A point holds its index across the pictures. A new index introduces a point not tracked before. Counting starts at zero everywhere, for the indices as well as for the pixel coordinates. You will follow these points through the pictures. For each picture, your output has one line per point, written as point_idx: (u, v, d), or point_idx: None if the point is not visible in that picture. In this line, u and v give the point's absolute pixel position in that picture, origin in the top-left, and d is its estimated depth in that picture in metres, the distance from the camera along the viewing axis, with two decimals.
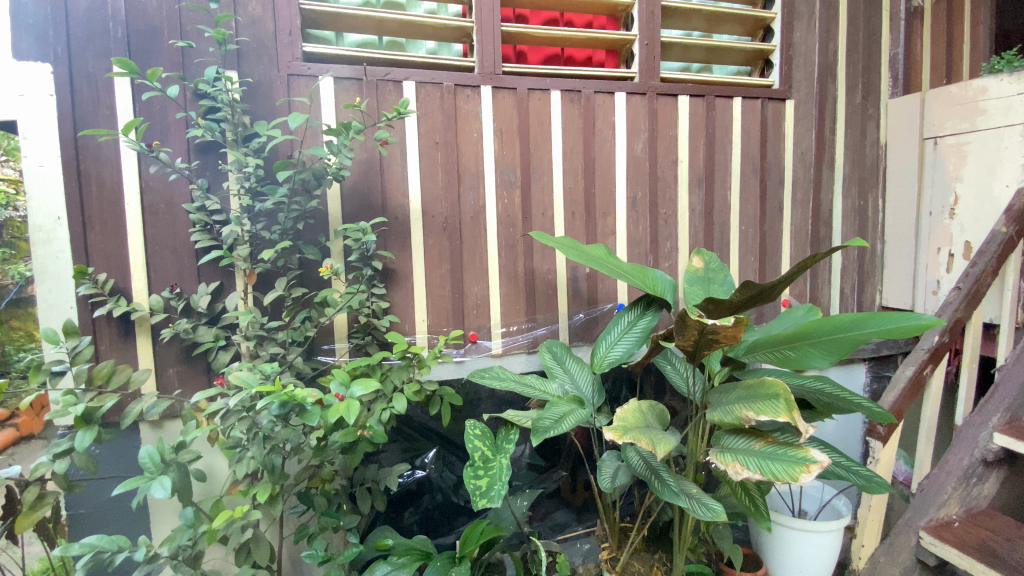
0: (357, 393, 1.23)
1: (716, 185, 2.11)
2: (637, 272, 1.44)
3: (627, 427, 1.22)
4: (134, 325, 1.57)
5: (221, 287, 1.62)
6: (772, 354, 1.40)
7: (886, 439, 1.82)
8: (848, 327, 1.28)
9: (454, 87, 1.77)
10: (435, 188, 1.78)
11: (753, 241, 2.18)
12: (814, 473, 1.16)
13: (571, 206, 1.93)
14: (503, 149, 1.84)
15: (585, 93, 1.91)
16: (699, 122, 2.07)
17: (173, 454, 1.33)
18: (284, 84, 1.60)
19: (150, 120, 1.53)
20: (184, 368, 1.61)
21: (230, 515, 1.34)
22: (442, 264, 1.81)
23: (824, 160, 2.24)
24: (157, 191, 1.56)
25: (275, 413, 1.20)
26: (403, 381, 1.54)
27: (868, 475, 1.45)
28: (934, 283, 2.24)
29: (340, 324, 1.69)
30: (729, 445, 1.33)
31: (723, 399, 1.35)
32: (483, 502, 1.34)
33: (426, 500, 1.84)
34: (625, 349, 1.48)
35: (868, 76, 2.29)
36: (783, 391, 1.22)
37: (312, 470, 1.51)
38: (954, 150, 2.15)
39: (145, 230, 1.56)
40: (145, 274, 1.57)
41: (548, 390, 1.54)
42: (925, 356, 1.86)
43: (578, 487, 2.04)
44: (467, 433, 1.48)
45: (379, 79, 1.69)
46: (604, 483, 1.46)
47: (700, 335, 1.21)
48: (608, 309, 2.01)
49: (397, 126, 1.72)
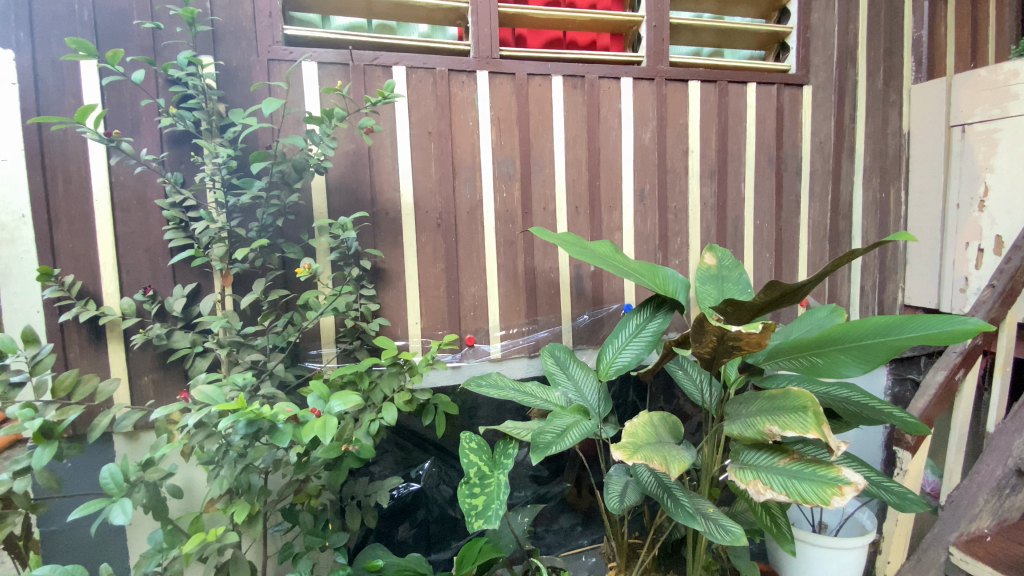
0: (335, 408, 1.08)
1: (729, 177, 1.98)
2: (646, 271, 1.31)
3: (637, 445, 1.09)
4: (105, 330, 1.46)
5: (198, 289, 1.50)
6: (797, 361, 1.27)
7: (914, 449, 1.70)
8: (882, 332, 1.15)
9: (448, 72, 1.65)
10: (429, 181, 1.66)
11: (768, 237, 2.05)
12: (847, 496, 1.04)
13: (575, 199, 1.81)
14: (501, 140, 1.72)
15: (590, 78, 1.78)
16: (712, 109, 1.94)
17: (140, 472, 1.20)
18: (263, 69, 1.47)
19: (119, 110, 1.41)
20: (160, 377, 1.51)
21: (203, 537, 1.23)
22: (436, 263, 1.69)
23: (843, 149, 2.11)
24: (128, 186, 1.45)
25: (242, 432, 1.04)
26: (393, 390, 1.42)
27: (901, 492, 1.33)
28: (962, 280, 2.09)
29: (326, 328, 1.58)
30: (750, 460, 1.20)
31: (743, 411, 1.23)
32: (479, 523, 1.22)
33: (421, 514, 1.73)
34: (634, 356, 1.35)
35: (889, 60, 2.17)
36: (810, 403, 1.09)
37: (296, 486, 1.41)
38: (984, 137, 2.00)
39: (116, 228, 1.45)
40: (116, 276, 1.46)
41: (550, 398, 1.42)
42: (956, 360, 1.74)
43: (584, 491, 1.92)
44: (462, 447, 1.36)
45: (367, 64, 1.57)
46: (610, 504, 1.29)
47: (719, 342, 1.06)
48: (614, 310, 1.89)
49: (385, 113, 1.60)
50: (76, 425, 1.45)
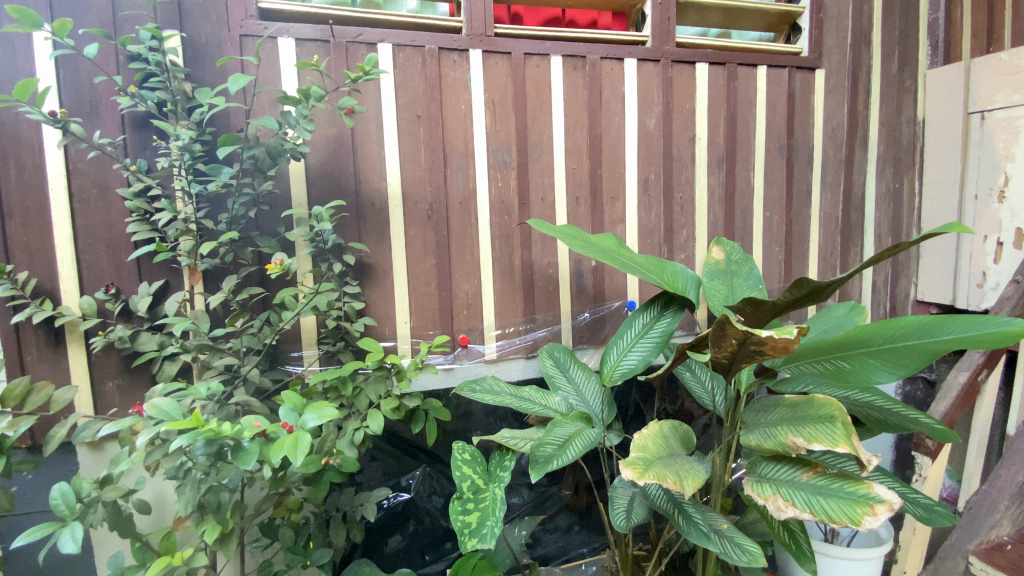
0: (310, 423, 0.96)
1: (738, 166, 1.87)
2: (654, 266, 1.20)
3: (648, 461, 0.98)
4: (65, 332, 1.33)
5: (166, 287, 1.38)
6: (822, 366, 1.15)
7: (935, 454, 1.62)
8: (918, 333, 1.05)
9: (438, 51, 1.52)
10: (418, 169, 1.54)
11: (778, 230, 1.94)
12: (881, 516, 0.94)
13: (575, 189, 1.70)
14: (496, 125, 1.60)
15: (591, 58, 1.66)
16: (720, 93, 1.82)
17: (97, 491, 1.09)
18: (235, 46, 1.34)
19: (74, 89, 1.27)
20: (126, 382, 1.38)
21: (170, 562, 1.11)
22: (427, 257, 1.57)
23: (856, 138, 2.01)
24: (87, 173, 1.32)
25: (201, 453, 0.92)
26: (379, 396, 1.30)
27: (928, 504, 1.24)
28: (979, 274, 1.98)
29: (308, 328, 1.46)
30: (768, 473, 1.09)
31: (762, 420, 1.12)
32: (472, 542, 1.12)
33: (412, 525, 1.62)
34: (641, 359, 1.23)
35: (904, 44, 2.06)
36: (839, 412, 0.98)
37: (274, 500, 1.29)
38: (1005, 125, 1.89)
39: (74, 219, 1.32)
40: (75, 272, 1.33)
41: (550, 404, 1.31)
42: (979, 360, 1.68)
43: (582, 489, 1.81)
44: (455, 458, 1.25)
45: (349, 42, 1.44)
46: (616, 522, 1.20)
47: (740, 346, 0.95)
48: (616, 308, 1.78)
49: (368, 93, 1.47)
50: (34, 435, 1.33)
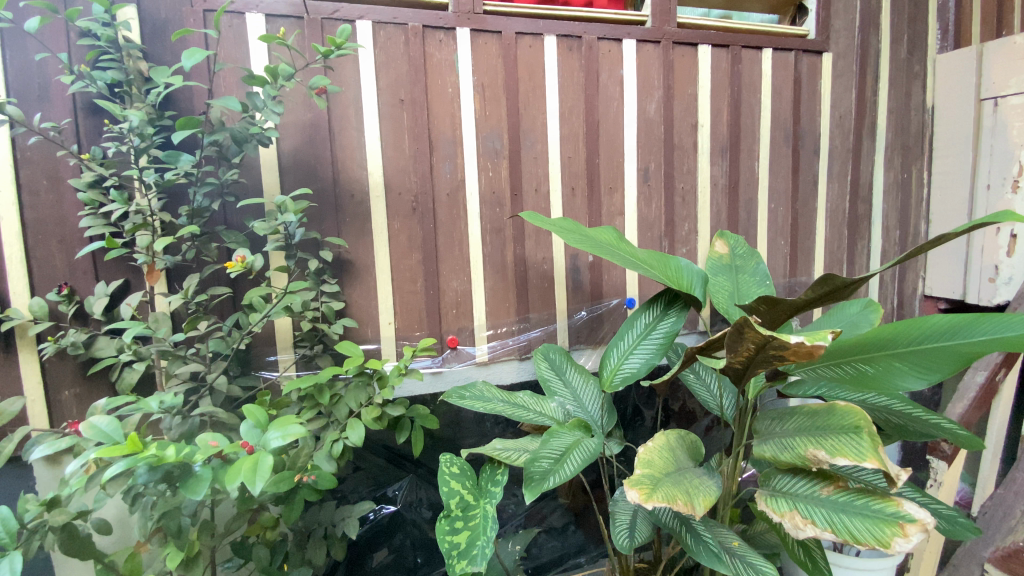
0: (273, 443, 0.86)
1: (742, 155, 1.77)
2: (656, 261, 1.09)
3: (656, 479, 0.88)
4: (14, 337, 1.22)
5: (127, 287, 1.27)
6: (840, 369, 1.05)
7: (951, 459, 1.54)
8: (948, 334, 0.95)
9: (422, 29, 1.41)
10: (402, 158, 1.43)
11: (783, 222, 1.85)
12: (913, 538, 0.85)
13: (570, 179, 1.59)
14: (486, 110, 1.49)
15: (587, 39, 1.55)
16: (723, 77, 1.72)
17: (42, 514, 0.98)
18: (197, 21, 1.22)
19: (16, 68, 1.15)
20: (85, 391, 1.27)
21: None
22: (412, 253, 1.46)
23: (863, 125, 1.92)
24: (36, 162, 1.20)
25: (145, 480, 0.82)
26: (360, 404, 1.19)
27: (951, 515, 1.16)
28: (991, 268, 1.88)
29: (283, 329, 1.35)
30: (784, 487, 1.00)
31: (777, 430, 1.02)
32: (461, 566, 1.02)
33: (399, 538, 1.52)
34: (643, 362, 1.13)
35: (914, 27, 1.96)
36: (864, 422, 0.89)
37: (247, 517, 1.17)
38: (1020, 111, 1.77)
39: (22, 213, 1.20)
40: (25, 272, 1.21)
41: (546, 411, 1.21)
42: (997, 360, 1.60)
43: (578, 492, 1.72)
44: (443, 472, 1.14)
45: (325, 18, 1.33)
46: (619, 543, 1.10)
47: (759, 351, 0.86)
48: (614, 306, 1.68)
49: (345, 74, 1.36)
50: None
